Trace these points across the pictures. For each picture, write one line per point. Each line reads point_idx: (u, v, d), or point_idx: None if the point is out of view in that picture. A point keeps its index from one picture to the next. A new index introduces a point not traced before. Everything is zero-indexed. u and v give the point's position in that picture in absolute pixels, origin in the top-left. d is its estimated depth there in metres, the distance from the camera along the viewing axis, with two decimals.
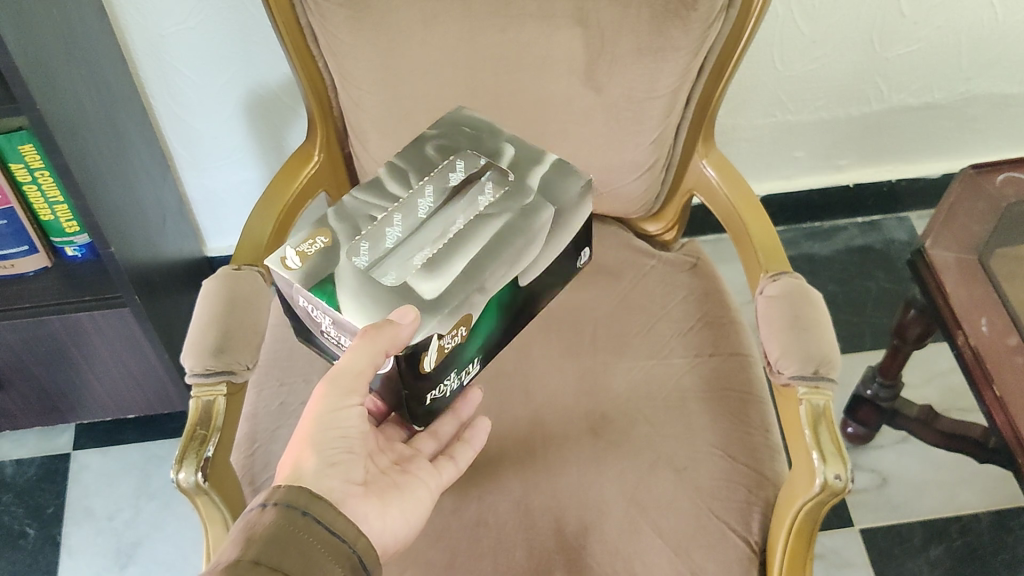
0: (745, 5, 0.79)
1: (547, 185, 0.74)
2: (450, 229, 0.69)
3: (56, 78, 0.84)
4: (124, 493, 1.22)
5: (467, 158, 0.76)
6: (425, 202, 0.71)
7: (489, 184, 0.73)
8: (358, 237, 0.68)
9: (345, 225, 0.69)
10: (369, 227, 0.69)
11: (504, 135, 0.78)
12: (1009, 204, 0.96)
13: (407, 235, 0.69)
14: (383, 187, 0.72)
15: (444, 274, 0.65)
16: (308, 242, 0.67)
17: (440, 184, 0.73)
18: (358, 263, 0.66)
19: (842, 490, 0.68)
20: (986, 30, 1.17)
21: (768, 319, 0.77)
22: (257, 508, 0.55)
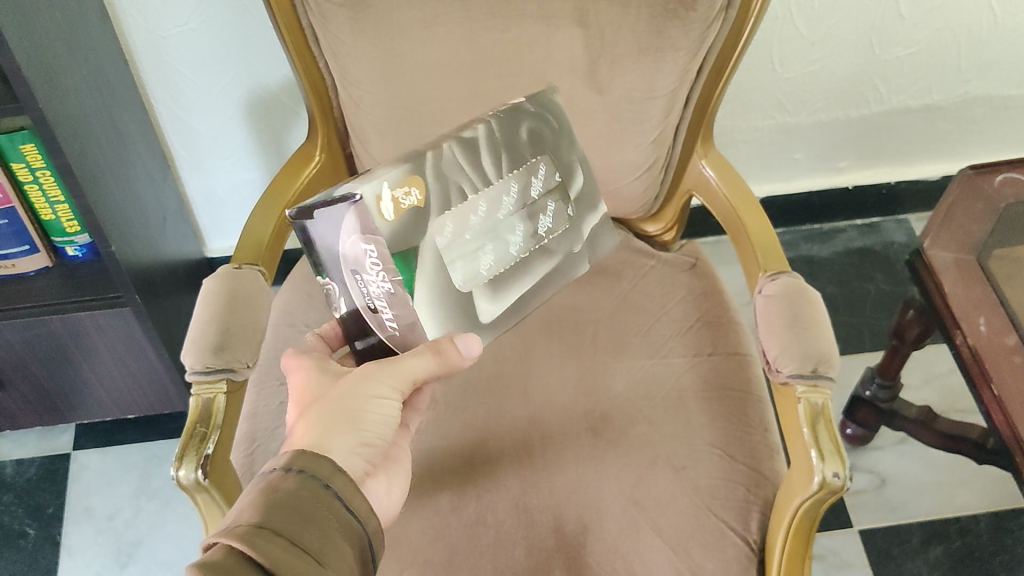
0: (745, 5, 0.79)
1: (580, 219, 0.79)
2: (512, 244, 0.72)
3: (58, 77, 0.85)
4: (124, 493, 1.23)
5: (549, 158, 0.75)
6: (507, 198, 0.71)
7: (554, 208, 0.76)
8: (448, 214, 0.67)
9: (440, 189, 0.66)
10: (460, 204, 0.68)
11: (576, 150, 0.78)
12: (1008, 205, 0.96)
13: (481, 232, 0.70)
14: (476, 153, 0.69)
15: (500, 302, 0.72)
16: (400, 191, 0.63)
17: (524, 183, 0.73)
18: (439, 245, 0.66)
19: (840, 488, 0.68)
20: (985, 32, 1.17)
21: (767, 318, 0.78)
22: (279, 471, 0.53)
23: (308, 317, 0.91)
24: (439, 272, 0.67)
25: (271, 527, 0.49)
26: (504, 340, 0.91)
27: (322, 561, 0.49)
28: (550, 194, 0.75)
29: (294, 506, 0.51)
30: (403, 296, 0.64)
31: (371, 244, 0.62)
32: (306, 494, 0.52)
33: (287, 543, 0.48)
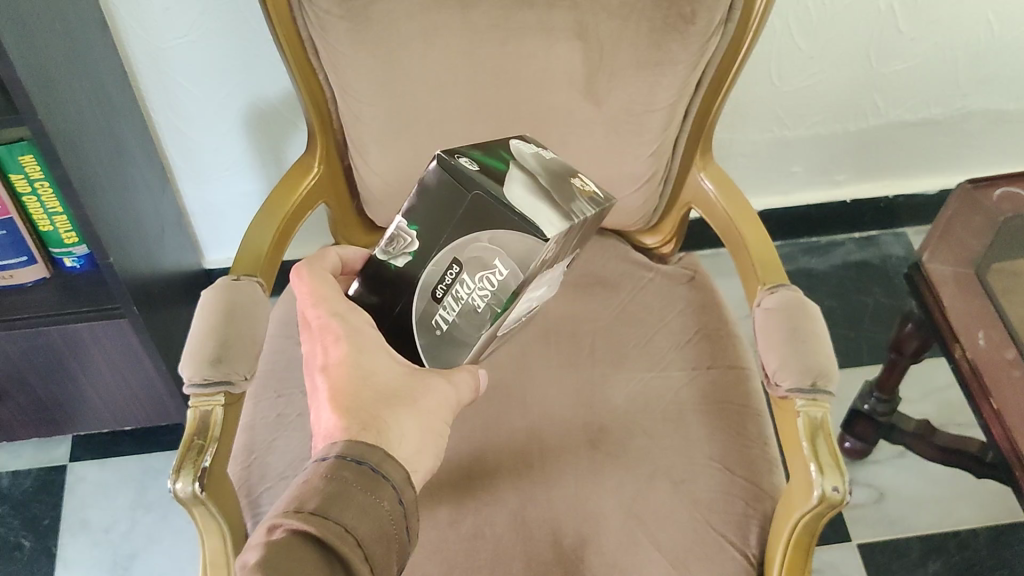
0: (743, 17, 0.80)
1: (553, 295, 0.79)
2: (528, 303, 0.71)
3: (58, 89, 0.85)
4: (121, 505, 1.22)
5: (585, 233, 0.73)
6: (554, 269, 0.69)
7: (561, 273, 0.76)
8: (541, 274, 0.65)
9: (554, 254, 0.64)
10: (549, 268, 0.66)
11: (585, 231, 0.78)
12: (1007, 218, 0.96)
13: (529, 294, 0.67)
14: (575, 229, 0.65)
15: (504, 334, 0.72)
16: (551, 246, 0.61)
17: (565, 254, 0.71)
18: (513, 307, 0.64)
19: (840, 502, 0.68)
20: (982, 46, 1.18)
21: (766, 332, 0.77)
22: (366, 468, 0.53)
23: None
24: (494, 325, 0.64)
25: (354, 535, 0.49)
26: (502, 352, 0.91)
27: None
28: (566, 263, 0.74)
29: (372, 519, 0.50)
30: (478, 320, 0.63)
31: (507, 271, 0.61)
32: (385, 506, 0.52)
33: (358, 557, 0.48)
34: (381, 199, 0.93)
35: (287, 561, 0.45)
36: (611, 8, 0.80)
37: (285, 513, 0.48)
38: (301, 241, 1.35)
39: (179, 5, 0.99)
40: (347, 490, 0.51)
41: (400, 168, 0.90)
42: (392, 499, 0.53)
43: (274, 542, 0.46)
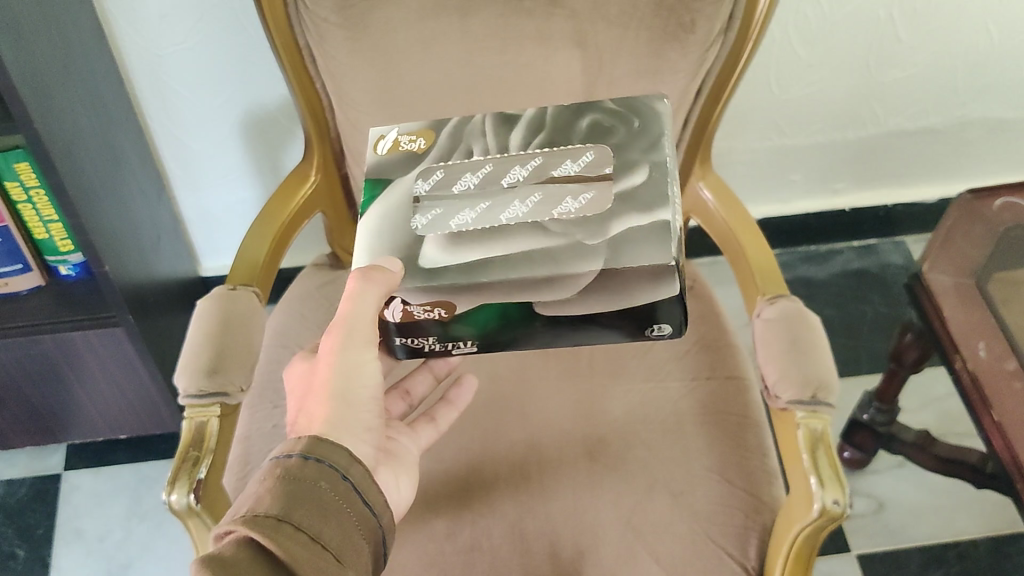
0: (744, 25, 0.79)
1: (626, 244, 0.62)
2: (508, 211, 0.64)
3: (53, 97, 0.84)
4: (116, 514, 1.21)
5: (614, 151, 0.68)
6: (522, 172, 0.67)
7: (585, 193, 0.65)
8: (441, 166, 0.69)
9: (445, 147, 0.70)
10: (458, 163, 0.69)
11: (657, 152, 0.68)
12: (1007, 229, 0.95)
13: (477, 189, 0.66)
14: (507, 132, 0.71)
15: (454, 255, 0.63)
16: (408, 138, 0.71)
17: (559, 164, 0.67)
18: (416, 189, 0.67)
19: (840, 515, 0.67)
20: (981, 55, 1.17)
21: (766, 344, 0.77)
22: (297, 459, 0.53)
23: (303, 339, 0.90)
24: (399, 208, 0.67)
25: (292, 522, 0.49)
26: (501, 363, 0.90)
27: (341, 558, 0.50)
28: (590, 181, 0.66)
29: (317, 503, 0.51)
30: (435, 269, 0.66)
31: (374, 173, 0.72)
32: (329, 486, 0.52)
33: (306, 539, 0.49)
34: None
35: (225, 563, 0.45)
36: (611, 17, 0.79)
37: (225, 523, 0.49)
38: (298, 249, 1.34)
39: (176, 12, 0.98)
40: (282, 482, 0.51)
41: None
42: (337, 479, 0.53)
43: (216, 551, 0.47)
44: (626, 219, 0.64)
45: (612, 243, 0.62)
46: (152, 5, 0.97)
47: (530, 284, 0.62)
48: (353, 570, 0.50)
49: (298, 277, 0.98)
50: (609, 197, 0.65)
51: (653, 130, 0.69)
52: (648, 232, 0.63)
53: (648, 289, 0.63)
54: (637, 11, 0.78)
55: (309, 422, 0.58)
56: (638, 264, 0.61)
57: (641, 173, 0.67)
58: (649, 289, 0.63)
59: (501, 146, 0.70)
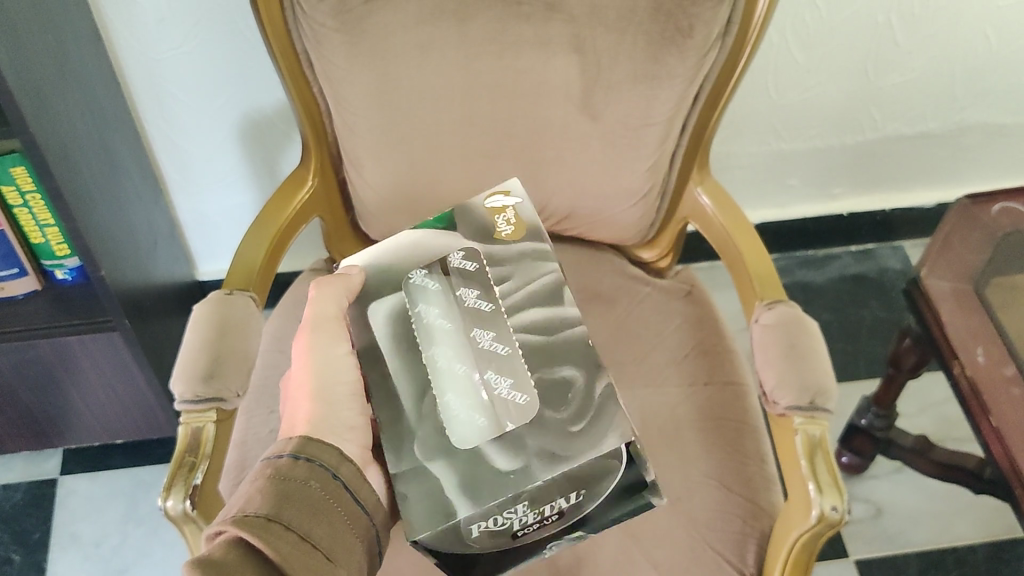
0: (741, 32, 0.80)
1: (465, 471, 0.62)
2: (427, 364, 0.66)
3: (50, 101, 0.84)
4: (112, 519, 1.21)
5: (549, 412, 0.64)
6: (483, 335, 0.67)
7: (495, 402, 0.64)
8: (488, 267, 0.71)
9: (508, 267, 0.72)
10: (490, 275, 0.71)
11: (589, 443, 0.63)
12: (1005, 233, 0.95)
13: (460, 299, 0.68)
14: (538, 302, 0.70)
15: (388, 328, 0.68)
16: (509, 222, 0.76)
17: (500, 374, 0.65)
18: (448, 263, 0.71)
19: (838, 521, 0.67)
20: (979, 59, 1.17)
21: (763, 349, 0.77)
22: (288, 459, 0.53)
23: None
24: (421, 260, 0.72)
25: (283, 521, 0.49)
26: None
27: (331, 556, 0.51)
28: (524, 397, 0.64)
29: (308, 502, 0.51)
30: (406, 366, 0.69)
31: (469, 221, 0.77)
32: (319, 485, 0.53)
33: (298, 538, 0.49)
34: (375, 212, 0.92)
35: (217, 563, 0.46)
36: (609, 22, 0.79)
37: (216, 521, 0.49)
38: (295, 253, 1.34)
39: (173, 17, 0.98)
40: (274, 482, 0.51)
41: (397, 182, 0.89)
42: (327, 477, 0.54)
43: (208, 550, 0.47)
44: (489, 450, 0.62)
45: (453, 461, 0.62)
46: (149, 8, 0.97)
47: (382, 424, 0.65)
48: (343, 568, 0.51)
49: (295, 281, 0.97)
50: (523, 418, 0.64)
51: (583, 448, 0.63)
52: (480, 479, 0.61)
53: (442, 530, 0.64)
54: (635, 16, 0.78)
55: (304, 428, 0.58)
56: (427, 492, 0.61)
57: (562, 434, 0.63)
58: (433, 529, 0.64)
59: (520, 311, 0.69)
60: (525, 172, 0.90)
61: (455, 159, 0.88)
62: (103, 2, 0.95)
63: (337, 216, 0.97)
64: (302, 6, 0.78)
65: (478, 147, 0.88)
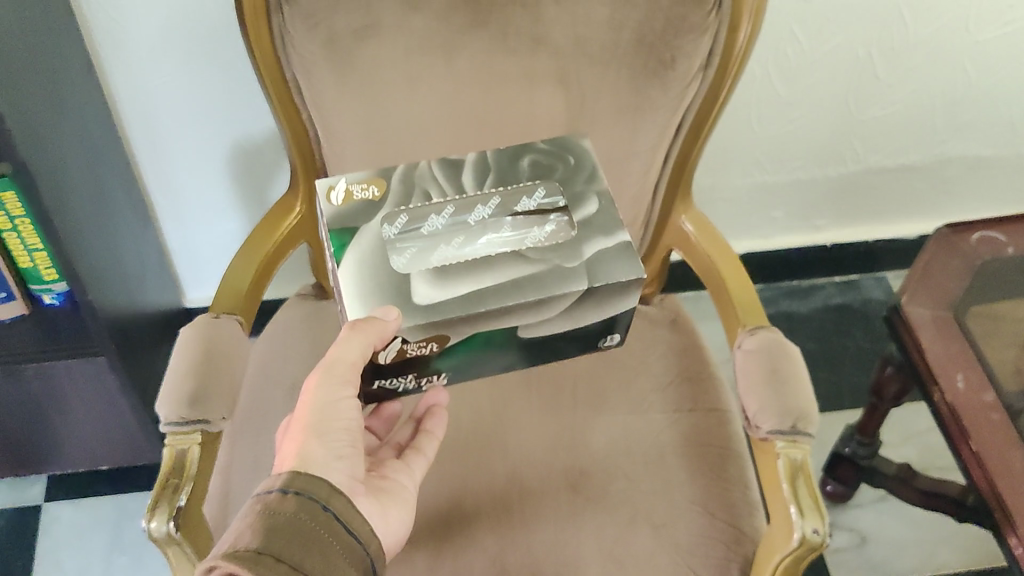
0: (722, 64, 0.80)
1: (601, 261, 0.69)
2: (484, 242, 0.70)
3: (41, 127, 0.85)
4: (96, 547, 1.20)
5: (572, 212, 0.73)
6: (486, 208, 0.73)
7: (552, 225, 0.72)
8: (403, 210, 0.72)
9: (403, 191, 0.73)
10: (420, 205, 0.73)
11: (598, 185, 0.76)
12: (984, 261, 0.97)
13: (447, 227, 0.72)
14: (458, 174, 0.76)
15: (445, 288, 0.67)
16: (364, 187, 0.73)
17: (525, 223, 0.72)
18: (385, 233, 0.70)
19: (819, 544, 0.68)
20: (959, 94, 1.20)
21: (746, 374, 0.77)
22: (277, 494, 0.53)
23: (287, 368, 0.90)
24: (381, 259, 0.68)
25: (272, 554, 0.49)
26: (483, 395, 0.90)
27: None
28: (549, 212, 0.73)
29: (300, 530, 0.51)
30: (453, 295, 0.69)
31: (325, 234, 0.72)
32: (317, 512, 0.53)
33: (287, 568, 0.49)
34: None
35: None
36: (593, 54, 0.80)
37: (206, 559, 0.49)
38: (283, 281, 1.35)
39: (164, 45, 0.99)
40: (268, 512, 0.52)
41: None
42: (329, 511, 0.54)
43: None
44: (595, 242, 0.71)
45: (589, 267, 0.69)
46: (139, 36, 0.98)
47: (520, 311, 0.67)
48: None
49: (283, 305, 0.98)
50: (570, 224, 0.72)
51: (586, 166, 0.77)
52: (614, 251, 0.70)
53: (622, 294, 0.70)
54: (618, 48, 0.80)
55: (284, 457, 0.59)
56: (614, 280, 0.68)
57: (594, 202, 0.74)
58: (613, 302, 0.71)
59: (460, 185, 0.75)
60: None
61: None
62: (94, 29, 0.97)
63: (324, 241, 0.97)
64: (291, 36, 0.78)
65: None
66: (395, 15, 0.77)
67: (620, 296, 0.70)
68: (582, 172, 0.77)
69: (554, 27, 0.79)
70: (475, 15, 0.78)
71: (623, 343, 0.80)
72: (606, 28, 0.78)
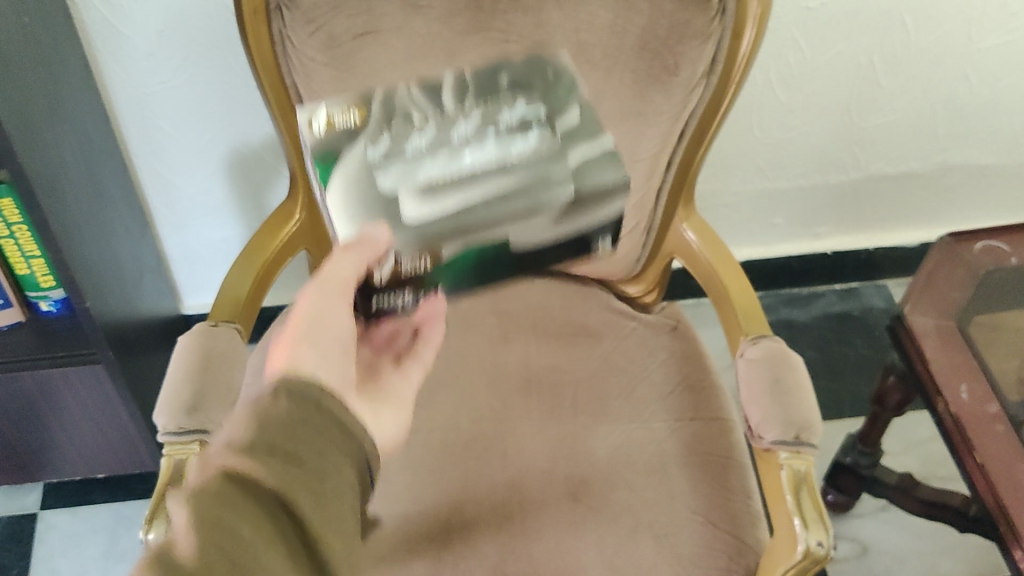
0: (726, 72, 0.80)
1: (586, 166, 0.70)
2: (467, 156, 0.66)
3: (39, 132, 0.84)
4: (91, 556, 1.19)
5: (546, 96, 0.71)
6: (464, 121, 0.68)
7: (531, 126, 0.69)
8: (384, 133, 0.68)
9: (384, 117, 0.69)
10: (401, 127, 0.68)
11: (577, 96, 0.72)
12: (987, 271, 0.95)
13: (428, 147, 0.67)
14: (437, 91, 0.71)
15: (436, 201, 0.66)
16: None
17: (509, 122, 0.68)
18: (368, 157, 0.67)
19: (824, 557, 0.67)
20: (961, 102, 1.19)
21: (749, 383, 0.77)
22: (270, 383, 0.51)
23: None
24: (369, 182, 0.67)
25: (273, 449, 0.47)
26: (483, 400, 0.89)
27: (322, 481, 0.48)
28: (530, 104, 0.70)
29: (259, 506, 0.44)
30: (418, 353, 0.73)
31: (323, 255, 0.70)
32: (322, 457, 0.48)
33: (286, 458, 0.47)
34: None
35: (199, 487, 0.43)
36: (596, 60, 0.80)
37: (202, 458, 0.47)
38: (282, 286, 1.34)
39: (163, 50, 0.99)
40: (226, 467, 0.45)
41: None
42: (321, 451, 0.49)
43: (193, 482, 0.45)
44: (580, 147, 0.70)
45: (574, 171, 0.69)
46: (139, 41, 0.97)
47: (508, 219, 0.68)
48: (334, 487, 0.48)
49: None
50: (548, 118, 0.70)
51: (564, 75, 0.73)
52: (597, 160, 0.70)
53: (606, 196, 0.71)
54: (620, 52, 0.79)
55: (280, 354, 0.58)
56: (597, 184, 0.69)
57: (577, 110, 0.71)
58: (597, 207, 0.71)
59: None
60: None
61: None
62: (93, 34, 0.96)
63: (324, 249, 0.96)
64: (291, 40, 0.78)
65: None
66: (396, 19, 0.77)
67: (607, 202, 0.71)
68: (559, 86, 0.72)
69: (557, 33, 0.79)
70: (476, 20, 0.78)
71: (615, 250, 0.76)
72: (609, 33, 0.79)
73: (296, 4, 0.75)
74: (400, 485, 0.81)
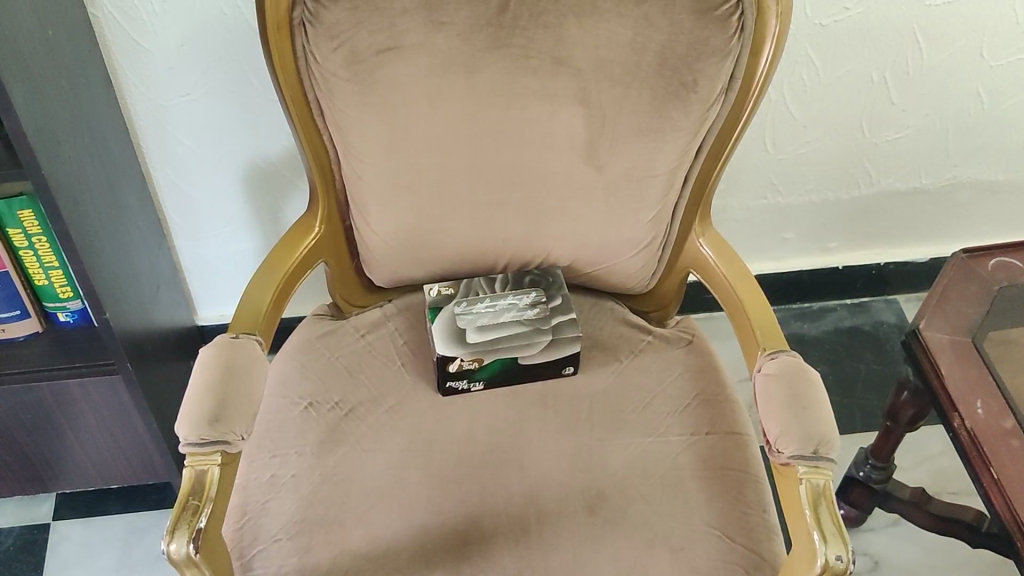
0: (744, 86, 0.82)
1: None
2: (507, 316, 0.91)
3: (62, 145, 0.85)
4: (104, 565, 1.20)
5: (552, 295, 0.93)
6: (509, 293, 0.93)
7: (540, 306, 0.92)
8: (462, 300, 0.92)
9: (462, 294, 0.93)
10: (468, 301, 0.92)
11: None
12: (1002, 286, 0.96)
13: (484, 307, 0.91)
14: (493, 283, 0.94)
15: None
16: (444, 287, 0.93)
17: (528, 311, 0.92)
18: (453, 310, 0.91)
19: (842, 571, 0.67)
20: (971, 119, 1.20)
21: (767, 397, 0.77)
22: None
23: (303, 387, 0.90)
24: None
25: None
26: (499, 414, 0.89)
27: None
28: (547, 309, 0.92)
29: None
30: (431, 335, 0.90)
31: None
32: None
33: None
34: (381, 257, 0.93)
35: None
36: (614, 76, 0.81)
37: None
38: (299, 297, 1.35)
39: (182, 63, 1.00)
40: None
41: (402, 228, 0.90)
42: None
43: None
44: None
45: None
46: (159, 55, 0.98)
47: None
48: None
49: (298, 324, 0.98)
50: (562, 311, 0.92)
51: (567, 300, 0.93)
52: None
53: None
54: (640, 70, 0.80)
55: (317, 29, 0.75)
56: None
57: None
58: None
59: (485, 330, 0.90)
60: (528, 221, 0.91)
61: (461, 209, 0.89)
62: (114, 48, 0.97)
63: (341, 261, 0.97)
64: (314, 55, 0.79)
65: (483, 198, 0.89)
66: (418, 36, 0.78)
67: None
68: None
69: (576, 49, 0.80)
70: (497, 37, 0.79)
71: None
72: (628, 50, 0.79)
73: (319, 19, 0.77)
74: (417, 496, 0.82)
